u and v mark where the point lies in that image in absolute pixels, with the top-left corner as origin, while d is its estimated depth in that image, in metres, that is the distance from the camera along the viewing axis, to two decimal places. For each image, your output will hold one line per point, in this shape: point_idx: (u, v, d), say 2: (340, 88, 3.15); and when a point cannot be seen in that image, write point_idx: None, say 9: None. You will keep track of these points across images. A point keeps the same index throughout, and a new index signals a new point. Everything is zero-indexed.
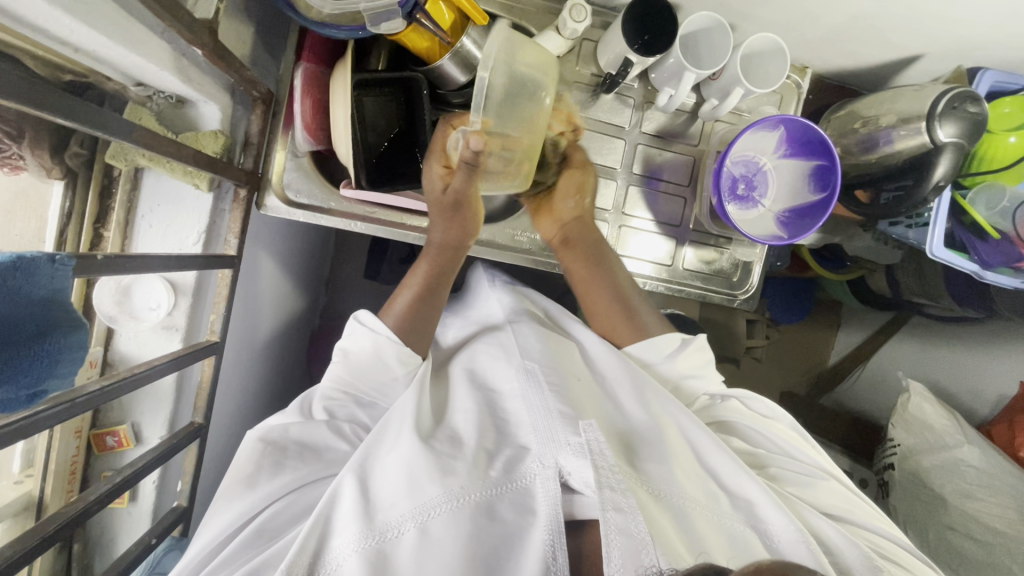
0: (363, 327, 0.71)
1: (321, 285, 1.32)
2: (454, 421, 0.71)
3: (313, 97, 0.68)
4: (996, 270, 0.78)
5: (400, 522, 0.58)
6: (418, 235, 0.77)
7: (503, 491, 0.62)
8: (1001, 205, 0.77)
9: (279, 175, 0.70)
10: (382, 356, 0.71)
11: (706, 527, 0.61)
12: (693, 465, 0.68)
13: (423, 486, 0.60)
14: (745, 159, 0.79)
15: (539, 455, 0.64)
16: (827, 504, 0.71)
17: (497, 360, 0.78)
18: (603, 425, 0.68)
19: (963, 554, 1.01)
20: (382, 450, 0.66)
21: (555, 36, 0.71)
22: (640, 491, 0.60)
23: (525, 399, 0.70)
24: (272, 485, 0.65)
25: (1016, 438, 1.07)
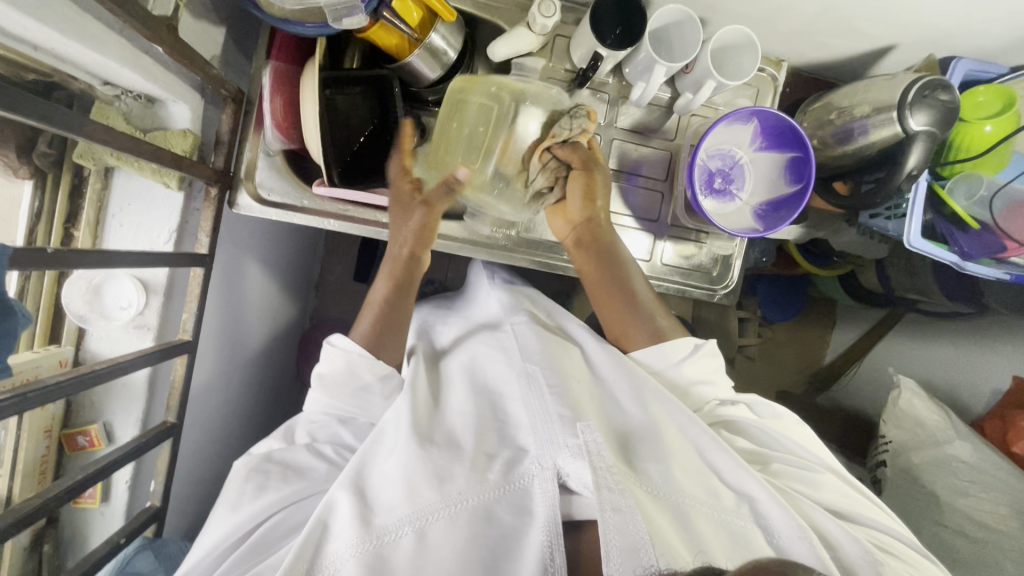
0: (334, 350, 0.71)
1: (311, 289, 1.32)
2: (452, 423, 0.72)
3: (284, 96, 0.68)
4: (975, 261, 0.78)
5: (399, 526, 0.60)
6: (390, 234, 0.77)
7: (502, 493, 0.63)
8: (979, 194, 0.76)
9: (252, 173, 0.71)
10: (356, 373, 0.71)
11: (705, 524, 0.63)
12: (694, 461, 0.69)
13: (420, 491, 0.62)
14: (720, 152, 0.79)
15: (537, 457, 0.65)
16: (833, 502, 0.73)
17: (495, 360, 0.78)
18: (603, 425, 0.69)
19: (956, 552, 1.00)
20: (381, 450, 0.68)
21: (526, 32, 0.71)
22: (638, 490, 0.62)
23: (525, 401, 0.70)
24: (253, 507, 0.67)
25: (1009, 432, 1.05)
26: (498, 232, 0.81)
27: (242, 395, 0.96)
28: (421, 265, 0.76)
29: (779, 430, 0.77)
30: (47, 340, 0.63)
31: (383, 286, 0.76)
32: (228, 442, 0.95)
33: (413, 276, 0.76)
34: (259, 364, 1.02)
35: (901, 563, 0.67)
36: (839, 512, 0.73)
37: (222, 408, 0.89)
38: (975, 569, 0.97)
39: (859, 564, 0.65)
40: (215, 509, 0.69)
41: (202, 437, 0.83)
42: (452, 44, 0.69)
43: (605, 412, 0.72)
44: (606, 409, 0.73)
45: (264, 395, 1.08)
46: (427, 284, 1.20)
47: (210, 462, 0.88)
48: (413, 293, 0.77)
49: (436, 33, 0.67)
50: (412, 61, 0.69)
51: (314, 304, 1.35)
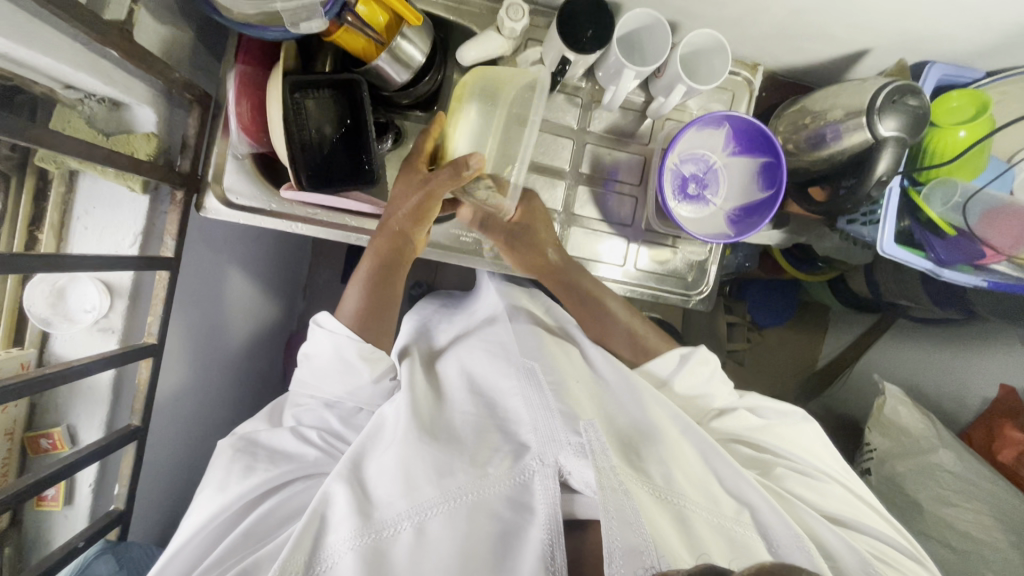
0: (322, 330, 0.71)
1: (298, 291, 1.33)
2: (452, 419, 0.73)
3: (250, 99, 0.69)
4: (952, 268, 0.77)
5: (397, 521, 0.61)
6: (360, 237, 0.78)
7: (503, 488, 0.64)
8: (955, 200, 0.75)
9: (220, 177, 0.71)
10: (343, 356, 0.71)
11: (706, 530, 0.62)
12: (690, 460, 0.69)
13: (419, 486, 0.63)
14: (695, 157, 0.79)
15: (539, 453, 0.65)
16: (829, 507, 0.72)
17: (494, 358, 0.78)
18: (605, 424, 0.69)
19: (939, 562, 0.99)
20: (380, 446, 0.69)
21: (495, 36, 0.71)
22: (642, 491, 0.61)
23: (525, 398, 0.71)
24: (241, 487, 0.68)
25: (996, 441, 1.04)
26: (468, 237, 0.81)
27: (223, 397, 0.96)
28: (410, 252, 0.75)
29: (778, 438, 0.77)
30: (12, 342, 0.64)
31: (368, 262, 0.74)
32: (209, 444, 0.95)
33: (400, 263, 0.75)
34: (240, 366, 1.02)
35: (898, 573, 0.66)
36: (834, 517, 0.72)
37: (201, 411, 0.89)
38: None
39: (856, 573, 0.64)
40: (199, 494, 0.69)
41: (176, 439, 0.83)
42: (419, 47, 0.69)
43: (610, 409, 0.73)
44: (609, 408, 0.73)
45: (247, 396, 1.08)
46: (412, 287, 1.19)
47: (186, 464, 0.88)
48: (401, 274, 0.76)
49: (403, 36, 0.67)
50: (379, 63, 0.69)
51: (302, 306, 1.35)
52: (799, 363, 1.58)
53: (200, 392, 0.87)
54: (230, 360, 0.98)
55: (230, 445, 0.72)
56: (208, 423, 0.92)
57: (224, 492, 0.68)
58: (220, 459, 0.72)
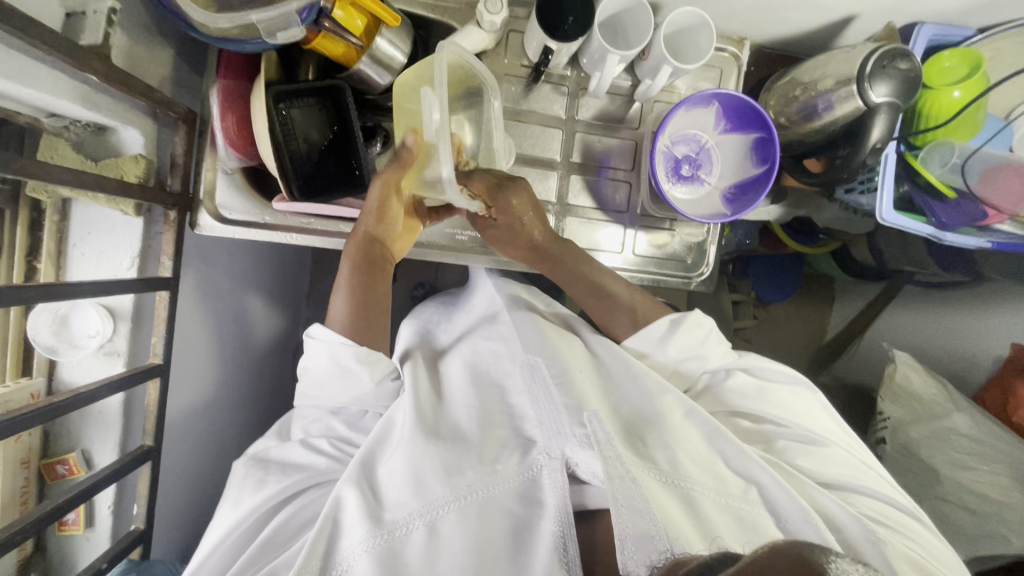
0: (315, 341, 0.70)
1: (302, 300, 1.33)
2: (457, 416, 0.73)
3: (235, 114, 0.68)
4: (956, 232, 0.77)
5: (409, 520, 0.62)
6: None
7: (511, 482, 0.65)
8: (952, 161, 0.74)
9: (211, 194, 0.71)
10: (338, 362, 0.70)
11: (715, 511, 0.61)
12: (696, 446, 0.68)
13: (428, 486, 0.64)
14: (686, 138, 0.78)
15: (546, 446, 0.66)
16: (829, 474, 0.72)
17: (496, 355, 0.78)
18: (610, 411, 0.70)
19: (957, 525, 0.99)
20: (388, 449, 0.70)
21: (476, 31, 0.70)
22: (647, 477, 0.61)
23: (531, 394, 0.71)
24: (256, 498, 0.69)
25: (1009, 402, 1.03)
26: (462, 235, 0.83)
27: (234, 411, 0.97)
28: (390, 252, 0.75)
29: (772, 405, 0.75)
30: (19, 373, 0.64)
31: (348, 265, 0.73)
32: (225, 458, 0.96)
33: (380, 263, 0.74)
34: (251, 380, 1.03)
35: (901, 537, 0.66)
36: (835, 485, 0.72)
37: (214, 426, 0.90)
38: (979, 543, 0.96)
39: (862, 545, 0.65)
40: (218, 510, 0.70)
41: (191, 457, 0.84)
42: (400, 48, 0.68)
43: (613, 396, 0.73)
44: (613, 397, 0.73)
45: (258, 409, 1.09)
46: (416, 288, 1.20)
47: (202, 479, 0.89)
48: (383, 275, 0.75)
49: (382, 38, 0.67)
50: (360, 67, 0.68)
51: (306, 314, 1.36)
52: (808, 336, 1.58)
53: (212, 407, 0.88)
54: (240, 373, 0.99)
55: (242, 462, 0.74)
56: (221, 438, 0.93)
57: (240, 506, 0.69)
58: (235, 476, 0.73)
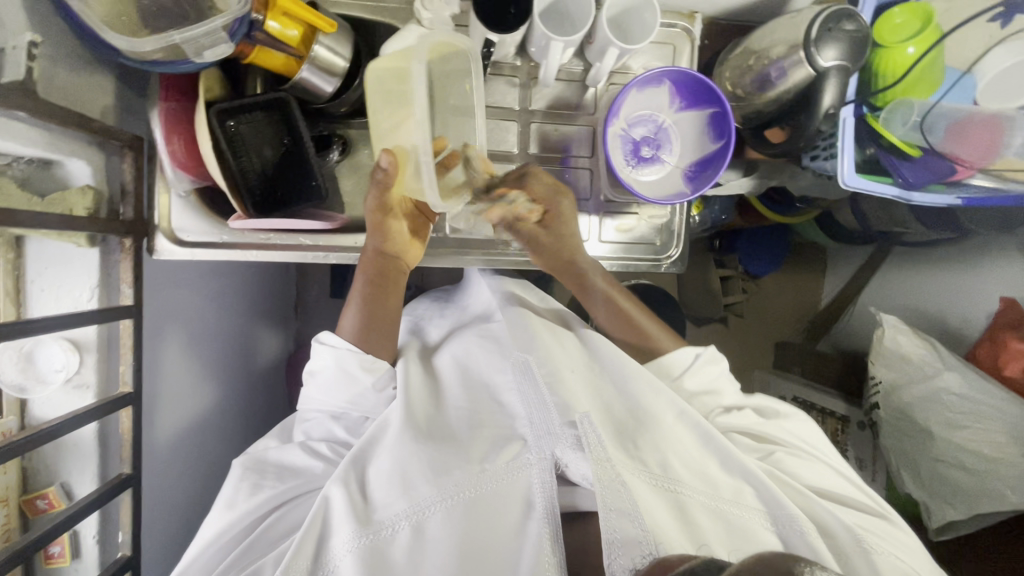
0: (324, 347, 0.74)
1: (290, 313, 1.34)
2: (448, 416, 0.73)
3: (182, 135, 0.67)
4: (923, 191, 0.75)
5: (396, 520, 0.62)
6: (318, 254, 0.77)
7: (501, 481, 0.65)
8: (913, 120, 0.74)
9: (167, 216, 0.71)
10: (344, 368, 0.73)
11: (706, 518, 0.63)
12: (686, 446, 0.68)
13: (416, 486, 0.64)
14: (643, 118, 0.76)
15: (536, 447, 0.66)
16: (823, 483, 0.72)
17: (487, 354, 0.77)
18: (600, 409, 0.68)
19: (954, 484, 0.98)
20: (377, 448, 0.69)
21: (418, 29, 0.69)
22: (636, 480, 0.61)
23: (519, 391, 0.70)
24: (248, 504, 0.69)
25: (1001, 356, 1.02)
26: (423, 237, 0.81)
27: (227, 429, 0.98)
28: (399, 264, 0.77)
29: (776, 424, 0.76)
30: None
31: (361, 279, 0.76)
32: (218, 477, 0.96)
33: (392, 274, 0.77)
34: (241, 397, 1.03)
35: (890, 546, 0.67)
36: (829, 492, 0.72)
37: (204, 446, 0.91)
38: (978, 501, 0.95)
39: (850, 552, 0.65)
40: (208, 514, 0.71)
41: (183, 480, 0.85)
42: (342, 53, 0.68)
43: (613, 384, 0.71)
44: (605, 391, 0.71)
45: (253, 424, 1.10)
46: None
47: (195, 500, 0.90)
48: (392, 290, 0.77)
49: (321, 45, 0.66)
50: (302, 77, 0.67)
51: (296, 327, 1.36)
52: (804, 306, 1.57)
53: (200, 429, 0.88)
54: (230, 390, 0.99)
55: (240, 462, 0.74)
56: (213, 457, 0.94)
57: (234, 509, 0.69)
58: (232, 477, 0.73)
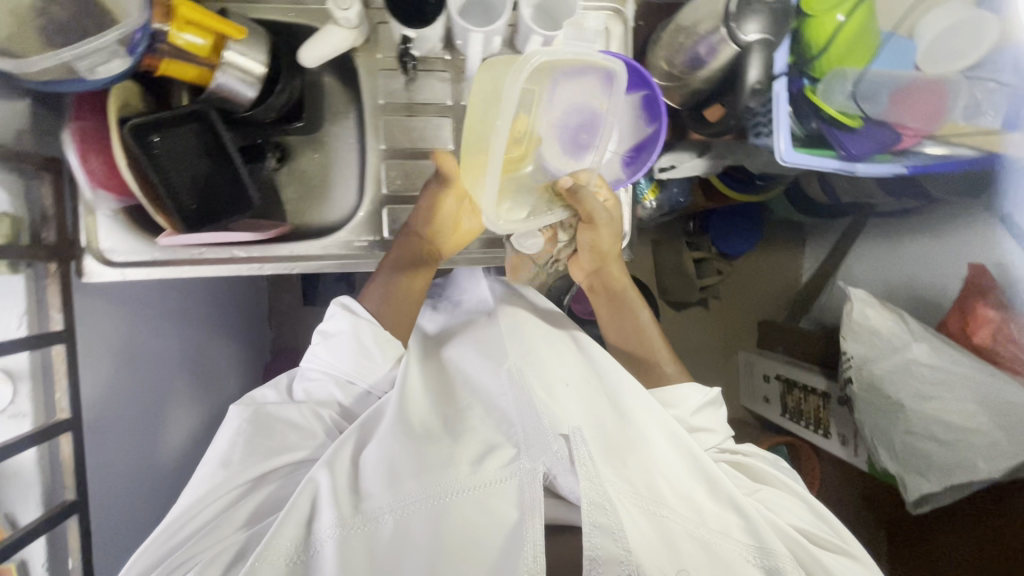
0: (342, 311, 0.75)
1: (265, 323, 1.32)
2: (443, 417, 0.71)
3: (100, 153, 0.66)
4: (868, 161, 0.74)
5: (379, 512, 0.60)
6: (249, 266, 0.75)
7: (490, 487, 0.60)
8: (849, 90, 0.73)
9: (95, 236, 0.70)
10: (360, 340, 0.73)
11: (691, 544, 0.60)
12: (674, 468, 0.66)
13: (402, 477, 0.61)
14: (575, 106, 0.72)
15: (529, 454, 0.61)
16: (814, 532, 0.68)
17: (483, 363, 0.73)
18: (594, 423, 0.66)
19: (927, 456, 0.97)
20: (375, 434, 0.67)
21: (335, 29, 0.67)
22: (625, 501, 0.59)
23: (517, 397, 0.67)
24: (242, 465, 0.67)
25: (968, 323, 1.00)
26: (361, 241, 0.78)
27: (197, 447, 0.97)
28: (434, 255, 0.79)
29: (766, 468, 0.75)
30: None
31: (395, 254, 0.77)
32: None
33: (424, 263, 0.78)
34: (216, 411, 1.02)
35: None
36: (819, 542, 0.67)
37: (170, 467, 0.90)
38: (951, 473, 0.94)
39: None
40: (201, 466, 0.69)
41: (154, 499, 0.84)
42: (256, 60, 0.66)
43: (612, 398, 0.71)
44: (602, 407, 0.69)
45: None
46: None
47: None
48: (425, 275, 0.78)
49: (230, 50, 0.64)
50: (217, 86, 0.66)
51: (273, 336, 1.35)
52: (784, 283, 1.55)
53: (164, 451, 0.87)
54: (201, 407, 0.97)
55: (239, 414, 0.72)
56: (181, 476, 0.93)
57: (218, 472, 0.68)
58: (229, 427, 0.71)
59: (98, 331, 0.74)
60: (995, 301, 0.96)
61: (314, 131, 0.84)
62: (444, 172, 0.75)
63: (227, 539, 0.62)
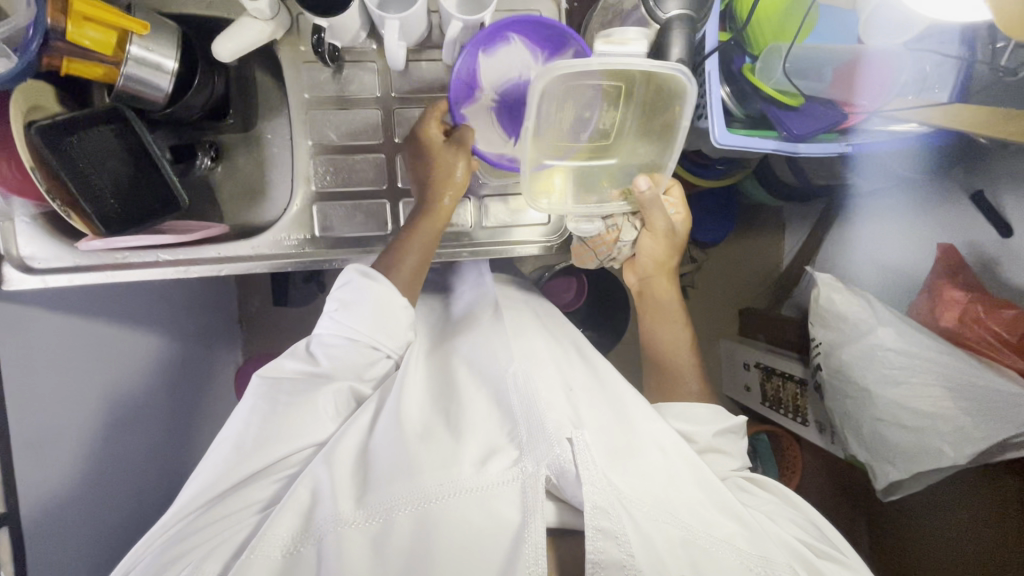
0: (364, 280, 0.67)
1: (235, 326, 1.26)
2: (446, 409, 0.68)
3: (13, 157, 0.66)
4: (812, 141, 0.70)
5: (381, 512, 0.57)
6: (168, 268, 0.73)
7: (492, 487, 0.58)
8: (780, 71, 0.71)
9: (16, 244, 0.71)
10: (382, 313, 0.67)
11: (697, 555, 0.56)
12: (681, 476, 0.62)
13: (405, 473, 0.59)
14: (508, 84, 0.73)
15: (533, 455, 0.58)
16: (828, 548, 0.64)
17: (490, 369, 0.71)
18: (596, 430, 0.63)
19: (895, 444, 0.92)
20: (379, 424, 0.65)
21: (254, 23, 0.65)
22: (631, 508, 0.56)
23: (522, 395, 0.65)
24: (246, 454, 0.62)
25: (937, 304, 0.95)
26: (288, 238, 0.75)
27: (170, 455, 0.93)
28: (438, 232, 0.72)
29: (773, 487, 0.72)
30: None
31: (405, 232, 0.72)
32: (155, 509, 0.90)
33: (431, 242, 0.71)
34: (183, 419, 0.98)
35: None
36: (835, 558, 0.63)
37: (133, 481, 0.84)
38: (917, 460, 0.89)
39: None
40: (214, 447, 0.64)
41: (110, 511, 0.80)
42: (167, 54, 0.64)
43: (614, 406, 0.68)
44: (601, 414, 0.67)
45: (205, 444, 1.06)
46: None
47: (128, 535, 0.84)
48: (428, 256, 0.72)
49: (133, 45, 0.62)
50: (124, 85, 0.64)
51: None
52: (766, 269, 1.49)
53: (128, 465, 0.83)
54: (169, 419, 0.93)
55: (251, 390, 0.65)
56: (152, 490, 0.88)
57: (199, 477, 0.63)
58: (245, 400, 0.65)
59: (34, 337, 0.71)
60: (965, 281, 0.93)
61: (251, 129, 0.82)
62: (464, 134, 0.71)
63: (238, 526, 0.60)
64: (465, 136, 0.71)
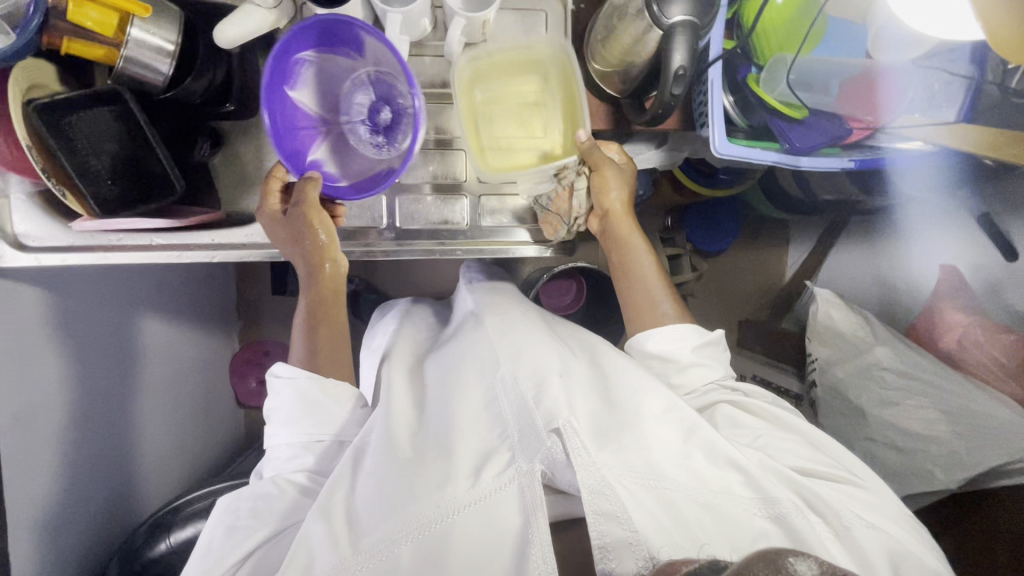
0: (281, 380, 0.68)
1: (232, 314, 1.25)
2: (430, 420, 0.65)
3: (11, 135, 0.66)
4: (812, 155, 0.69)
5: (386, 545, 0.54)
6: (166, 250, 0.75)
7: (491, 496, 0.55)
8: (785, 82, 0.69)
9: (10, 222, 0.71)
10: (307, 396, 0.66)
11: (698, 513, 0.55)
12: (669, 440, 0.60)
13: (400, 504, 0.55)
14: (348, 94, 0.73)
15: (521, 453, 0.56)
16: (822, 463, 0.63)
17: (468, 375, 0.68)
18: (580, 412, 0.60)
19: (884, 463, 0.91)
20: (367, 459, 0.61)
21: (257, 11, 0.65)
22: (624, 479, 0.55)
23: (504, 403, 0.62)
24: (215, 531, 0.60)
25: (936, 328, 0.94)
26: None
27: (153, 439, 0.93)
28: (339, 288, 0.75)
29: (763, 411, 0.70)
30: None
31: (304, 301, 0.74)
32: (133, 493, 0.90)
33: (336, 300, 0.75)
34: (172, 404, 0.98)
35: (907, 533, 0.58)
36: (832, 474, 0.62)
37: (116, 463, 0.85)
38: (907, 482, 0.88)
39: (870, 546, 0.56)
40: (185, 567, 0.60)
41: (87, 493, 0.80)
42: (166, 37, 0.65)
43: (599, 389, 0.65)
44: (576, 392, 0.63)
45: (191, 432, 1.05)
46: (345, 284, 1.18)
47: (106, 519, 0.85)
48: (338, 307, 0.75)
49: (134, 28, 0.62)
50: (123, 67, 0.65)
51: None
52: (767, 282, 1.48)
53: (108, 447, 0.83)
54: (155, 400, 0.93)
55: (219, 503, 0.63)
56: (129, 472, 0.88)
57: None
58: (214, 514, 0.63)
59: (25, 317, 0.71)
60: (964, 304, 0.92)
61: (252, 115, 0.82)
62: (306, 193, 0.68)
63: None
64: (307, 195, 0.68)
